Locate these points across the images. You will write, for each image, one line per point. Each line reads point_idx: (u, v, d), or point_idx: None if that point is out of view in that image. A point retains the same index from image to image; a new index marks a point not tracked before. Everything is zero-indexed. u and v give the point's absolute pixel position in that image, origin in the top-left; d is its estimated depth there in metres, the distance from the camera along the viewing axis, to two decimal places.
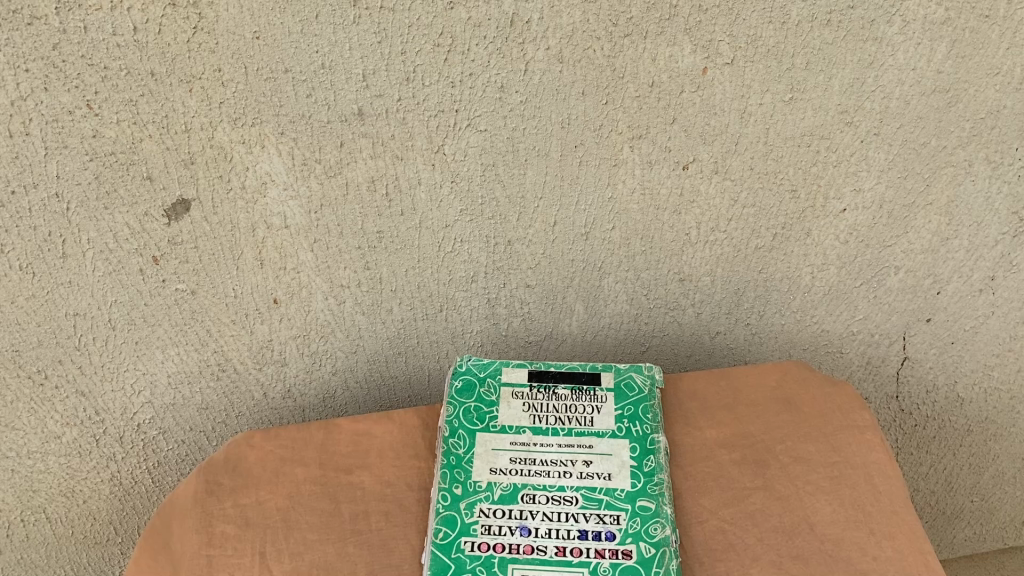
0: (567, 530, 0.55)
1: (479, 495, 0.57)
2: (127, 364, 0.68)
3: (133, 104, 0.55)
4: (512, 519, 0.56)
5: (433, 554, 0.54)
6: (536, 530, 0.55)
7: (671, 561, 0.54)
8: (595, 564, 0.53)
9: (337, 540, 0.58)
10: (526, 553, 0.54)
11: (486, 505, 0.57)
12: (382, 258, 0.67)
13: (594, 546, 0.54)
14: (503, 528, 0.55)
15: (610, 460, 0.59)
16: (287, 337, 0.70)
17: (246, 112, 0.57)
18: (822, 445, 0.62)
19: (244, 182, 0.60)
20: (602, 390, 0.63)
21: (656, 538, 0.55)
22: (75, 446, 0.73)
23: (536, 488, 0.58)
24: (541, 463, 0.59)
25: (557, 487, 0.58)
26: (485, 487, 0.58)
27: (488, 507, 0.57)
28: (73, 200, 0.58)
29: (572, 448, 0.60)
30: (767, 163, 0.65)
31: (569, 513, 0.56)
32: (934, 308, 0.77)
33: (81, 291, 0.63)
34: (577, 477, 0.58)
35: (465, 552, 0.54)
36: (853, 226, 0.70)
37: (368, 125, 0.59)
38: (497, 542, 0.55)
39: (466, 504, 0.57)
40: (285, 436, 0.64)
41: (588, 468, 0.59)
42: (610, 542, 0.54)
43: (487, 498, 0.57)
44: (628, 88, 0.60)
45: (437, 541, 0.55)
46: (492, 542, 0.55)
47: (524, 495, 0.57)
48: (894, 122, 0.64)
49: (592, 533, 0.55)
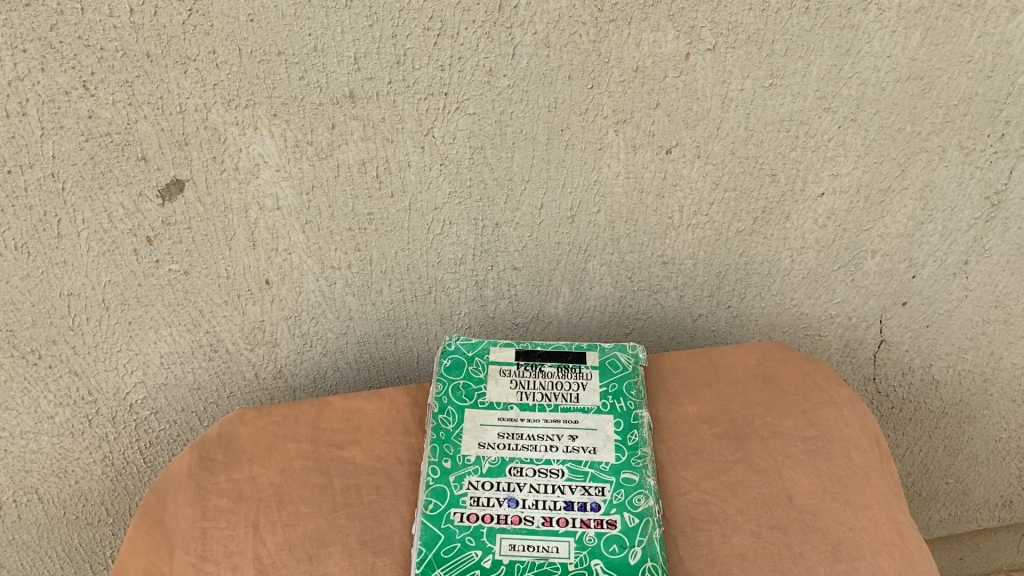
0: (553, 501, 0.57)
1: (468, 468, 0.59)
2: (120, 344, 0.69)
3: (129, 85, 0.56)
4: (500, 491, 0.57)
5: (423, 525, 0.56)
6: (523, 501, 0.57)
7: (654, 531, 0.55)
8: (581, 534, 0.55)
9: (329, 512, 0.59)
10: (514, 523, 0.56)
11: (475, 477, 0.58)
12: (372, 240, 0.68)
13: (580, 516, 0.56)
14: (491, 500, 0.57)
15: (595, 434, 0.61)
16: (278, 318, 0.72)
17: (240, 94, 0.58)
18: (800, 420, 0.64)
19: (237, 163, 0.61)
20: (587, 367, 0.65)
21: (640, 508, 0.56)
22: (67, 426, 0.73)
23: (524, 462, 0.59)
24: (529, 437, 0.60)
25: (544, 461, 0.59)
26: (474, 460, 0.59)
27: (477, 479, 0.58)
28: (69, 180, 0.59)
29: (558, 423, 0.61)
30: (747, 147, 0.67)
31: (556, 485, 0.58)
32: (910, 291, 0.79)
33: (75, 271, 0.64)
34: (563, 451, 0.60)
35: (455, 523, 0.56)
36: (831, 210, 0.72)
37: (360, 108, 0.60)
38: (485, 513, 0.56)
39: (455, 477, 0.58)
40: (277, 413, 0.65)
41: (574, 442, 0.60)
42: (596, 512, 0.56)
43: (475, 471, 0.59)
44: (613, 73, 0.61)
45: (427, 512, 0.56)
46: (481, 513, 0.56)
47: (512, 468, 0.59)
48: (870, 108, 0.66)
49: (578, 504, 0.57)
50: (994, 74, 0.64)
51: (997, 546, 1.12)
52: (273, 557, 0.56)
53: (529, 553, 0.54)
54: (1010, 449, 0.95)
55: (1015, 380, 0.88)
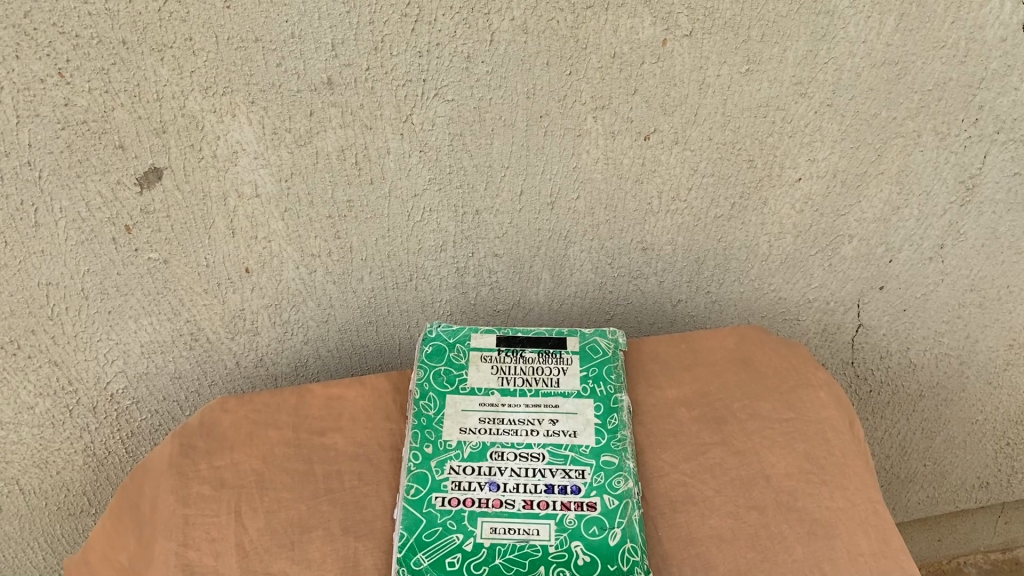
0: (534, 484, 0.57)
1: (449, 453, 0.59)
2: (100, 334, 0.69)
3: (105, 72, 0.56)
4: (481, 475, 0.58)
5: (405, 509, 0.56)
6: (504, 485, 0.57)
7: (633, 512, 0.56)
8: (561, 516, 0.56)
9: (310, 498, 0.59)
10: (495, 506, 0.56)
11: (456, 462, 0.59)
12: (352, 228, 0.68)
13: (560, 499, 0.57)
14: (472, 484, 0.57)
15: (576, 418, 0.61)
16: (258, 306, 0.71)
17: (217, 81, 0.58)
18: (778, 402, 0.65)
19: (215, 151, 0.61)
20: (568, 352, 0.65)
21: (619, 490, 0.57)
22: (48, 417, 0.73)
23: (505, 446, 0.60)
24: (509, 422, 0.61)
25: (525, 445, 0.60)
26: (455, 445, 0.60)
27: (458, 464, 0.59)
28: (46, 168, 0.59)
29: (539, 408, 0.62)
30: (725, 133, 0.68)
31: (537, 469, 0.58)
32: (887, 276, 0.80)
33: (54, 260, 0.64)
34: (544, 435, 0.60)
35: (437, 507, 0.56)
36: (809, 195, 0.73)
37: (337, 94, 0.60)
38: (466, 497, 0.57)
39: (437, 462, 0.59)
40: (259, 401, 0.66)
41: (555, 426, 0.61)
42: (576, 495, 0.57)
43: (457, 456, 0.59)
44: (590, 59, 0.62)
45: (409, 497, 0.57)
46: (462, 497, 0.57)
47: (493, 453, 0.59)
48: (846, 93, 0.66)
49: (558, 487, 0.57)
50: (967, 59, 0.65)
51: (974, 527, 1.13)
52: (256, 543, 0.57)
53: (510, 536, 0.55)
54: (985, 431, 0.96)
55: (991, 362, 0.89)
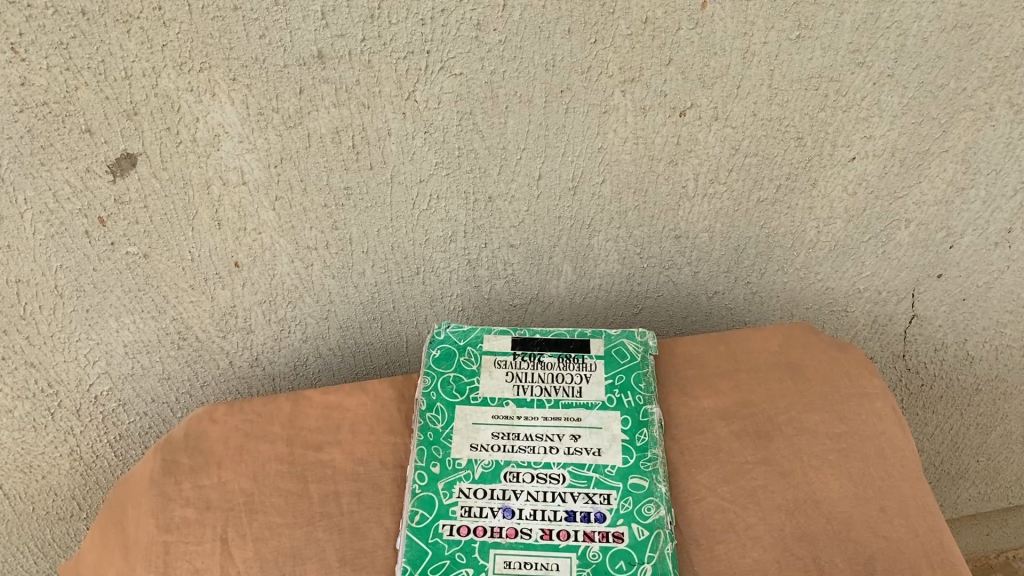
0: (554, 511, 0.51)
1: (459, 474, 0.53)
2: (78, 334, 0.63)
3: (64, 47, 0.49)
4: (494, 500, 0.52)
5: (409, 539, 0.50)
6: (520, 512, 0.51)
7: (666, 543, 0.50)
8: (584, 549, 0.49)
9: (304, 523, 0.53)
10: (509, 537, 0.50)
11: (466, 484, 0.52)
12: (351, 217, 0.61)
13: (583, 528, 0.50)
14: (484, 510, 0.51)
15: (600, 434, 0.54)
16: (251, 303, 0.65)
17: (192, 56, 0.51)
18: (828, 414, 0.58)
19: (194, 135, 0.55)
20: (591, 357, 0.58)
21: (649, 519, 0.50)
22: (28, 421, 0.68)
23: (521, 466, 0.53)
24: (525, 438, 0.54)
25: (543, 464, 0.53)
26: (465, 465, 0.53)
27: (469, 487, 0.52)
28: (5, 155, 0.53)
29: (559, 421, 0.55)
30: (771, 108, 0.60)
31: (557, 493, 0.52)
32: (946, 263, 0.72)
33: (22, 256, 0.58)
34: (564, 452, 0.54)
35: (444, 537, 0.50)
36: (863, 175, 0.65)
37: (329, 69, 0.53)
38: (477, 525, 0.50)
39: (444, 484, 0.52)
40: (249, 410, 0.59)
41: (577, 443, 0.54)
42: (600, 524, 0.50)
43: (467, 477, 0.53)
44: (618, 25, 0.54)
45: (413, 525, 0.51)
46: (472, 526, 0.50)
47: (507, 474, 0.53)
48: (910, 61, 0.58)
49: (581, 514, 0.51)
50: None
51: None
52: None
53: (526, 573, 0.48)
54: None
55: None
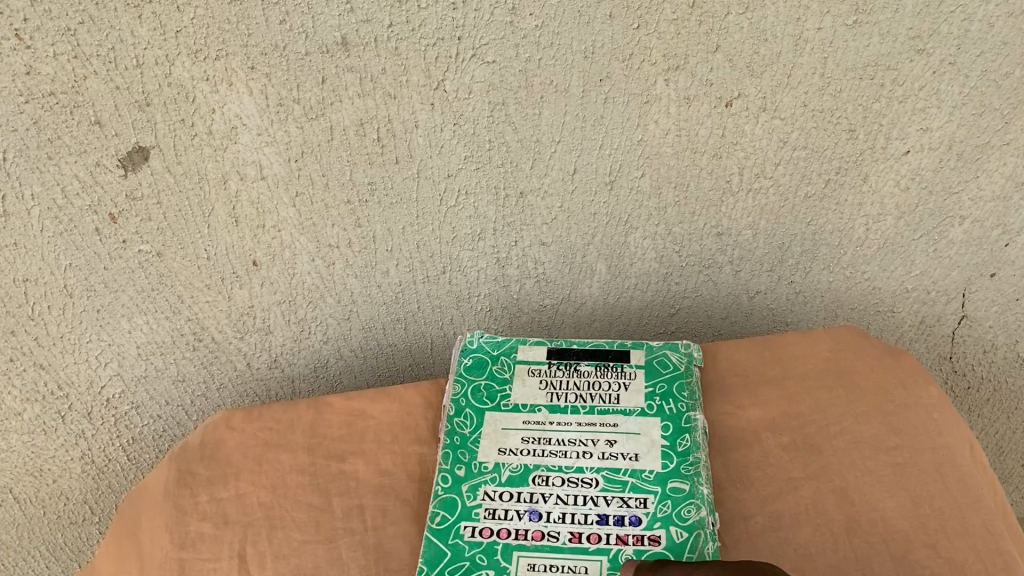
0: (584, 514, 0.48)
1: (484, 477, 0.50)
2: (89, 335, 0.60)
3: (71, 34, 0.46)
4: (520, 502, 0.48)
5: (428, 541, 0.47)
6: (548, 514, 0.48)
7: (704, 543, 0.46)
8: (616, 552, 0.46)
9: (326, 540, 0.50)
10: (535, 539, 0.47)
11: (491, 487, 0.49)
12: (375, 214, 0.58)
13: (616, 531, 0.47)
14: (509, 513, 0.48)
15: (638, 439, 0.51)
16: (270, 303, 0.62)
17: (209, 42, 0.48)
18: (881, 426, 0.54)
19: (210, 127, 0.51)
20: (631, 366, 0.55)
21: (688, 521, 0.47)
22: (38, 424, 0.65)
23: (550, 470, 0.50)
24: (557, 444, 0.51)
25: (575, 469, 0.50)
26: (491, 468, 0.50)
27: (494, 489, 0.49)
28: (11, 149, 0.50)
29: (594, 426, 0.52)
30: (823, 98, 0.56)
31: (588, 497, 0.48)
32: (1000, 262, 0.68)
33: (30, 255, 0.55)
34: (598, 458, 0.50)
35: (465, 539, 0.47)
36: (917, 170, 0.61)
37: (354, 57, 0.49)
38: (501, 527, 0.47)
39: (468, 487, 0.49)
40: (268, 418, 0.57)
41: (612, 448, 0.51)
42: (635, 528, 0.47)
43: (492, 480, 0.50)
44: (664, 10, 0.50)
45: (432, 527, 0.48)
46: (496, 527, 0.47)
47: (535, 477, 0.50)
48: (973, 49, 0.54)
49: (614, 517, 0.47)
50: None
51: None
52: None
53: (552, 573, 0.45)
54: None
55: None
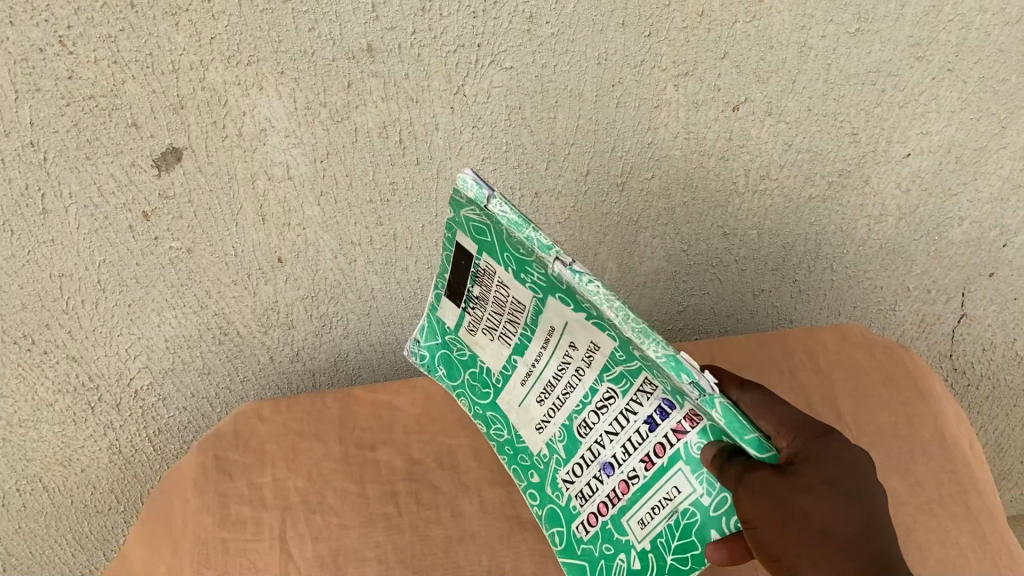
0: (637, 436, 0.39)
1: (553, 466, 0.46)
2: (120, 328, 0.63)
3: (113, 40, 0.48)
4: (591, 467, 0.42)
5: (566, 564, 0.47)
6: (615, 459, 0.41)
7: (715, 409, 0.34)
8: (684, 452, 0.38)
9: (364, 523, 0.53)
10: (626, 492, 0.41)
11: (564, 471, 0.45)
12: (396, 213, 0.60)
13: (669, 427, 0.38)
14: (591, 486, 0.43)
15: (575, 328, 0.40)
16: (293, 298, 0.64)
17: (240, 49, 0.50)
18: (893, 417, 0.58)
19: (240, 129, 0.54)
20: (480, 260, 0.42)
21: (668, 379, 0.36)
22: (68, 414, 0.67)
23: (580, 412, 0.42)
24: (556, 383, 0.43)
25: (592, 394, 0.41)
26: (550, 453, 0.46)
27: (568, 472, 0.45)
28: (51, 149, 0.52)
29: (548, 343, 0.42)
30: (826, 103, 0.58)
31: (622, 413, 0.40)
32: (998, 262, 0.70)
33: (66, 251, 0.57)
34: (587, 367, 0.40)
35: (585, 541, 0.45)
36: (917, 172, 0.64)
37: (378, 63, 0.52)
38: (595, 504, 0.43)
39: (550, 483, 0.47)
40: (298, 408, 0.59)
41: (577, 350, 0.41)
42: (677, 412, 0.37)
43: (559, 462, 0.45)
44: (673, 18, 0.52)
45: (558, 549, 0.48)
46: (594, 508, 0.44)
47: (580, 429, 0.42)
48: (971, 56, 0.56)
49: (655, 419, 0.38)
50: None
51: None
52: None
53: (657, 517, 0.40)
54: None
55: None
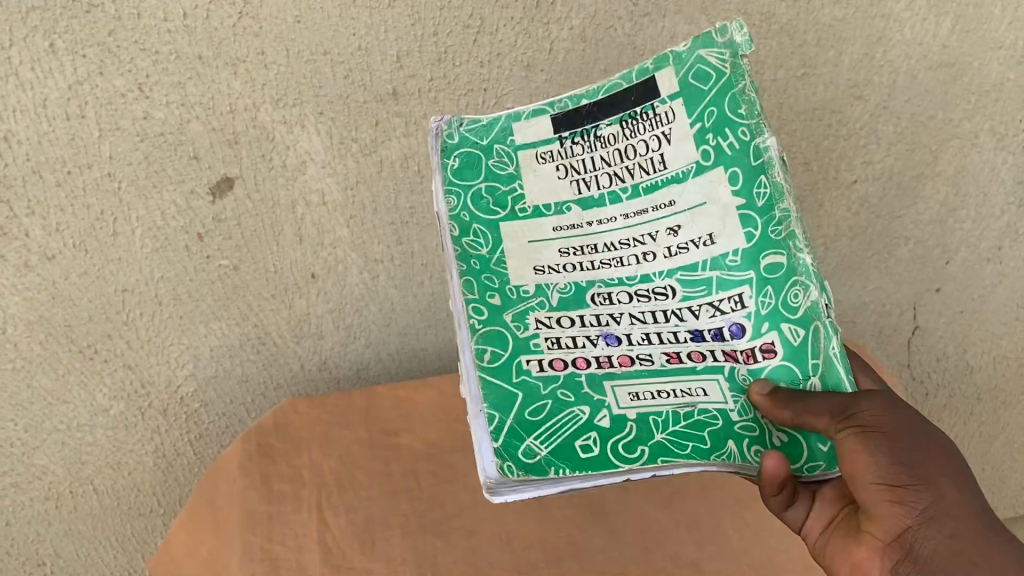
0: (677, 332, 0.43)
1: (529, 302, 0.45)
2: (170, 339, 0.72)
3: (181, 87, 0.59)
4: (589, 327, 0.44)
5: (486, 381, 0.42)
6: (627, 338, 0.43)
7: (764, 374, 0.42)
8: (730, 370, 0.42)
9: (390, 495, 0.63)
10: (624, 365, 0.43)
11: (542, 312, 0.44)
12: (414, 234, 0.70)
13: (720, 348, 0.43)
14: (578, 341, 0.44)
15: (700, 207, 0.44)
16: (324, 310, 0.73)
17: (288, 93, 0.60)
18: None
19: (284, 161, 0.64)
20: (663, 105, 0.46)
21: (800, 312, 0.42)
22: (121, 419, 0.75)
23: (609, 284, 0.45)
24: (604, 248, 0.45)
25: (641, 277, 0.45)
26: (535, 291, 0.45)
27: (544, 315, 0.44)
28: (125, 179, 0.62)
29: (633, 218, 0.45)
30: (781, 137, 0.69)
31: (668, 312, 0.44)
32: (943, 278, 0.78)
33: (130, 268, 0.67)
34: (665, 256, 0.44)
35: (533, 375, 0.42)
36: (864, 198, 0.73)
37: (402, 104, 0.62)
38: (576, 357, 0.43)
39: (513, 315, 0.44)
40: (328, 401, 0.68)
41: (670, 232, 0.45)
42: (740, 339, 0.43)
43: (542, 304, 0.45)
44: None
45: (485, 364, 0.43)
46: (569, 358, 0.43)
47: (594, 296, 0.45)
48: (902, 96, 0.67)
49: (712, 330, 0.43)
50: None
51: None
52: (339, 539, 0.61)
53: (667, 401, 0.42)
54: None
55: None
